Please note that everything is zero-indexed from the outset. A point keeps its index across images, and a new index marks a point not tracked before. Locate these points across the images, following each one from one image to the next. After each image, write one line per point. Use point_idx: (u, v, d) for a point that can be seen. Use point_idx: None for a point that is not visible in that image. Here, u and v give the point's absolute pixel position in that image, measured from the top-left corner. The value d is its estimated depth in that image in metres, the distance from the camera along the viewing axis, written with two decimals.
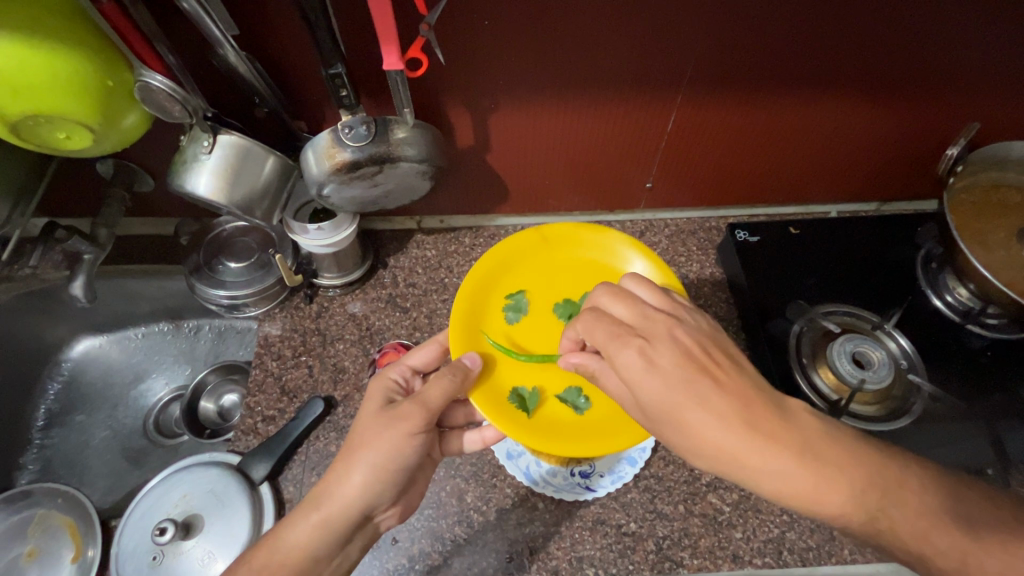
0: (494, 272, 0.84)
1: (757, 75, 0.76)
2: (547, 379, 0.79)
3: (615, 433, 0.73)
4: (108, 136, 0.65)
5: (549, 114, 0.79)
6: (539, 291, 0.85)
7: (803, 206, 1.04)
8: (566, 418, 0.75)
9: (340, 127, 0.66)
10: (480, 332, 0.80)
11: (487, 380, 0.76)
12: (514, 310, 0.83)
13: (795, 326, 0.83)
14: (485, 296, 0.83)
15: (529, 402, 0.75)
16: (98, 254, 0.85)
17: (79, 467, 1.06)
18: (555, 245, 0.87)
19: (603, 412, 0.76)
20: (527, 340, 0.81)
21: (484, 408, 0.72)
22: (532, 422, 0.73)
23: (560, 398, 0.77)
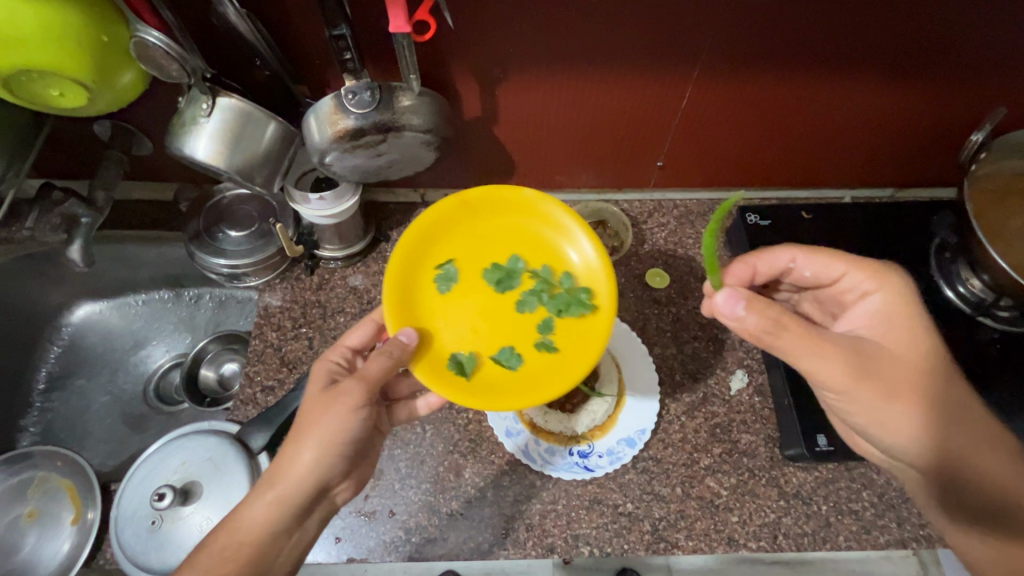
0: (422, 243, 0.79)
1: (774, 52, 0.73)
2: (483, 341, 0.75)
3: (552, 383, 0.71)
4: (103, 94, 0.62)
5: (560, 87, 0.77)
6: (468, 257, 0.80)
7: (817, 190, 1.01)
8: (505, 377, 0.73)
9: (344, 92, 0.64)
10: (414, 306, 0.76)
11: (427, 354, 0.73)
12: (445, 279, 0.78)
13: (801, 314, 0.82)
14: (413, 268, 0.78)
15: (468, 366, 0.72)
16: (95, 218, 0.83)
17: (80, 430, 1.07)
18: (480, 211, 0.81)
19: (538, 365, 0.74)
20: (459, 309, 0.77)
21: (428, 379, 0.69)
22: (473, 385, 0.71)
23: (494, 358, 0.74)
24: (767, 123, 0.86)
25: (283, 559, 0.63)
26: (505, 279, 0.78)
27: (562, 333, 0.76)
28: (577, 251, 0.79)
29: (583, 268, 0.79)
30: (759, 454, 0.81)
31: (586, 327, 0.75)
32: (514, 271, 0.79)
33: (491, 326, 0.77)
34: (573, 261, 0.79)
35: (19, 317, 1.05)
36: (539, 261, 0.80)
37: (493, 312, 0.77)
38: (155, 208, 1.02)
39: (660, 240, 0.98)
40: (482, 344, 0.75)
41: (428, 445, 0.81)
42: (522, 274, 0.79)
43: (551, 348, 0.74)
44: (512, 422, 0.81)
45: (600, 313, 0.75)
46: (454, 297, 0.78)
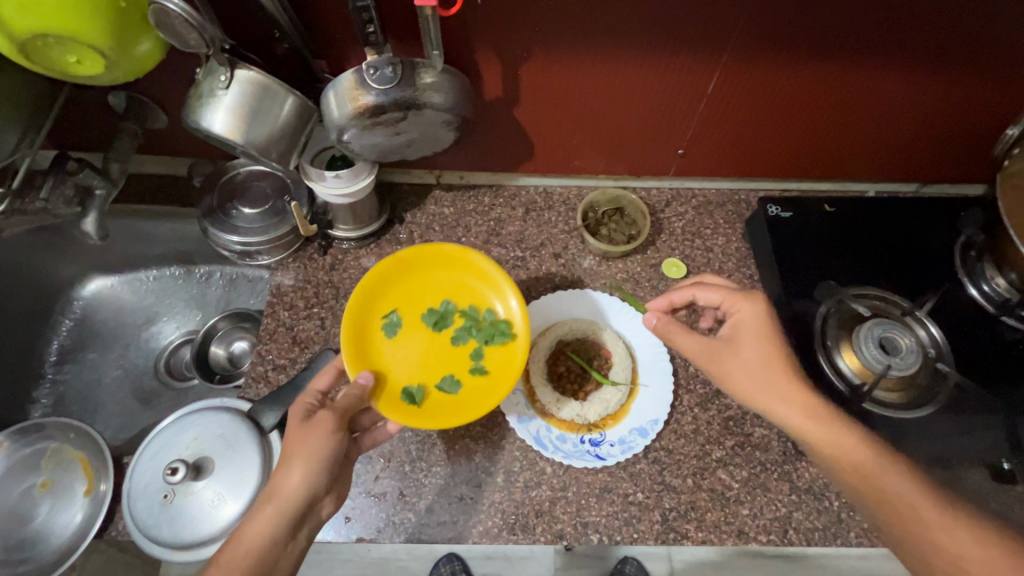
0: (368, 301, 0.81)
1: (807, 38, 0.71)
2: (433, 376, 0.79)
3: (489, 398, 0.75)
4: (120, 62, 0.61)
5: (583, 69, 0.75)
6: (409, 302, 0.83)
7: (840, 183, 1.00)
8: (451, 404, 0.76)
9: (365, 67, 0.62)
10: (369, 359, 0.78)
11: (383, 393, 0.75)
12: (392, 326, 0.80)
13: (822, 308, 0.81)
14: (362, 318, 0.79)
15: (418, 397, 0.75)
16: (110, 190, 0.84)
17: (91, 403, 1.07)
18: (415, 265, 0.84)
19: (481, 383, 0.78)
20: (404, 352, 0.79)
21: (393, 412, 0.72)
22: (427, 412, 0.74)
23: (438, 388, 0.77)
24: (793, 112, 0.84)
25: (285, 560, 0.62)
26: (440, 321, 0.81)
27: (492, 358, 0.80)
28: (504, 301, 0.82)
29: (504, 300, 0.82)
30: (772, 448, 0.81)
31: (511, 353, 0.79)
32: (450, 313, 0.82)
33: (433, 362, 0.80)
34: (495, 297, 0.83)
35: (32, 289, 1.05)
36: (465, 302, 0.83)
37: (440, 353, 0.80)
38: (168, 184, 1.01)
39: (677, 230, 0.96)
40: (431, 379, 0.78)
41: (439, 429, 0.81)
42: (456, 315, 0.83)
43: (485, 372, 0.79)
44: (524, 408, 0.81)
45: (522, 336, 0.79)
46: (401, 342, 0.80)
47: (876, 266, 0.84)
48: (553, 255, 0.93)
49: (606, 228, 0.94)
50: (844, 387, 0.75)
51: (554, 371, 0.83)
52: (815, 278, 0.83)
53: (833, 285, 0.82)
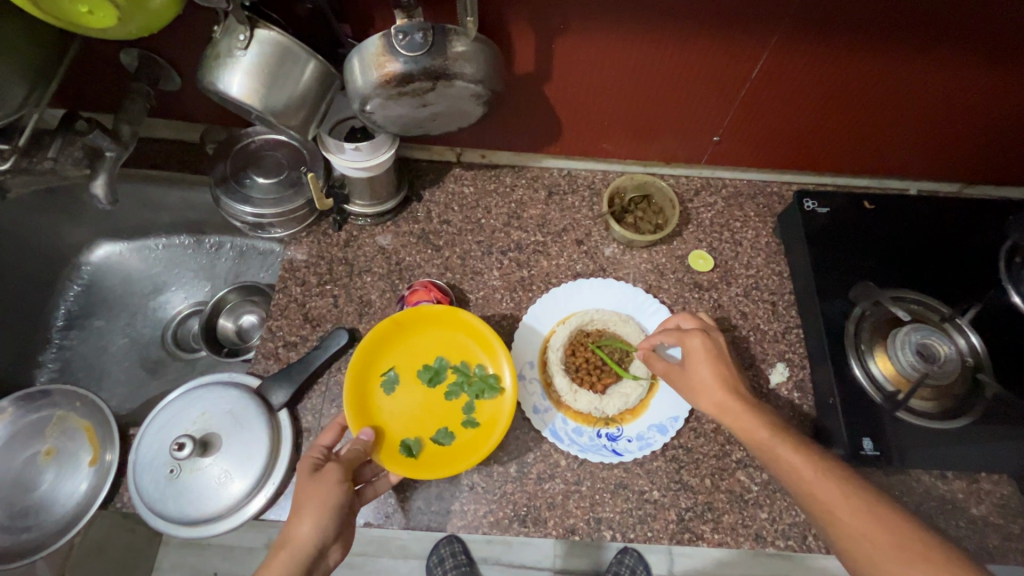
0: (368, 361, 0.77)
1: (865, 22, 0.66)
2: (430, 430, 0.76)
3: (481, 452, 0.72)
4: (134, 15, 0.57)
5: (621, 46, 0.71)
6: (404, 357, 0.79)
7: (877, 179, 0.95)
8: (447, 457, 0.73)
9: (394, 32, 0.58)
10: (369, 415, 0.75)
11: (382, 449, 0.73)
12: (388, 383, 0.77)
13: (857, 309, 0.77)
14: (360, 375, 0.76)
15: (415, 451, 0.73)
16: (121, 153, 0.79)
17: (97, 371, 1.06)
18: (412, 324, 0.80)
19: (476, 437, 0.75)
20: (400, 408, 0.76)
21: (394, 466, 0.70)
22: (427, 467, 0.72)
23: (433, 441, 0.75)
24: (838, 103, 0.80)
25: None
26: (434, 376, 0.78)
27: (484, 410, 0.77)
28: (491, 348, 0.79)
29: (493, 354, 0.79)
30: None
31: (501, 407, 0.76)
32: (445, 369, 0.79)
33: (428, 416, 0.77)
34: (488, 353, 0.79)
35: (39, 251, 1.03)
36: (457, 356, 0.80)
37: (437, 410, 0.77)
38: (180, 149, 0.98)
39: (705, 221, 0.92)
40: (429, 434, 0.75)
41: None
42: (451, 370, 0.79)
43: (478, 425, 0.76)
44: (539, 399, 0.78)
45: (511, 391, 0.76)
46: (397, 398, 0.77)
47: (915, 268, 0.80)
48: (575, 242, 0.90)
49: (632, 217, 0.90)
50: (875, 393, 0.72)
51: (572, 363, 0.80)
52: (851, 278, 0.79)
53: (870, 285, 0.77)
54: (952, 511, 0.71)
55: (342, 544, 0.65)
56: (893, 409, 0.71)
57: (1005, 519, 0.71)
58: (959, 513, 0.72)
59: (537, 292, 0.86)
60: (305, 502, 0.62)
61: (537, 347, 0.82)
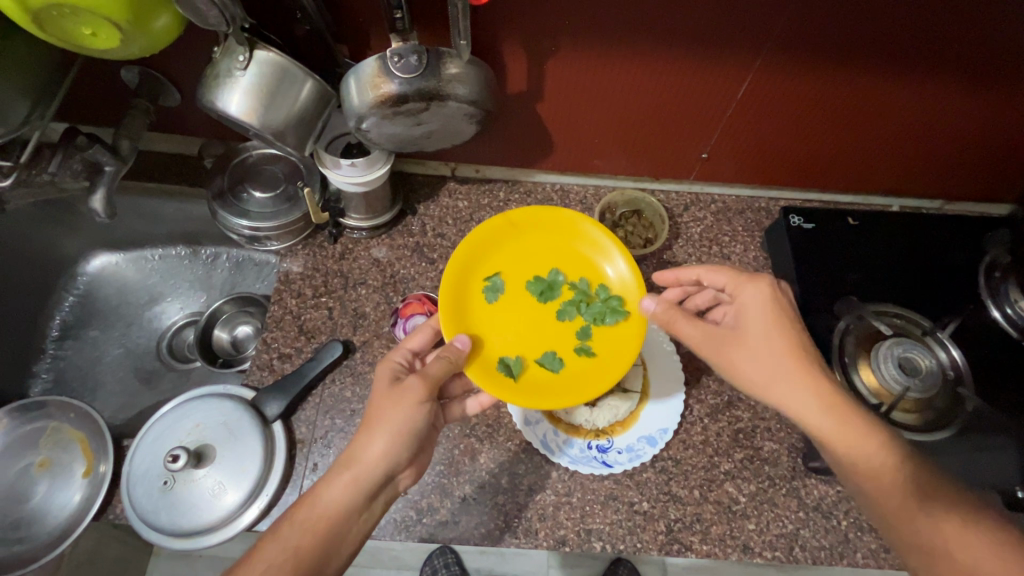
0: (470, 258, 0.81)
1: (846, 45, 0.69)
2: (528, 346, 0.79)
3: (594, 381, 0.75)
4: (137, 37, 0.57)
5: (612, 67, 0.73)
6: (512, 268, 0.83)
7: (863, 196, 0.98)
8: (550, 379, 0.76)
9: (389, 54, 0.59)
10: (467, 318, 0.78)
11: (480, 357, 0.76)
12: (493, 290, 0.81)
13: (841, 322, 0.79)
14: (463, 281, 0.80)
15: (518, 369, 0.76)
16: (119, 167, 0.79)
17: (91, 381, 1.06)
18: (523, 230, 0.84)
19: (582, 366, 0.77)
20: (508, 317, 0.80)
21: (494, 380, 0.73)
22: (529, 387, 0.75)
23: (540, 362, 0.77)
24: (823, 121, 0.82)
25: (364, 518, 0.63)
26: (547, 291, 0.81)
27: (599, 339, 0.79)
28: (614, 268, 0.82)
29: (617, 281, 0.82)
30: (782, 462, 0.79)
31: (617, 335, 0.78)
32: (556, 284, 0.82)
33: (536, 333, 0.80)
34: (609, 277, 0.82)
35: (37, 262, 1.04)
36: (576, 277, 0.83)
37: (541, 322, 0.80)
38: (177, 163, 0.99)
39: (694, 236, 0.95)
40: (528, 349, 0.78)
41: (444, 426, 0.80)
42: (563, 286, 0.82)
43: (590, 354, 0.78)
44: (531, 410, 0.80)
45: (635, 321, 0.78)
46: (503, 304, 0.81)
47: (900, 282, 0.82)
48: None
49: (623, 232, 0.92)
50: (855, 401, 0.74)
51: None
52: (836, 294, 0.81)
53: (852, 299, 0.80)
54: None
55: (414, 471, 0.67)
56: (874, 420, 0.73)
57: None
58: None
59: None
60: (378, 419, 0.64)
61: None
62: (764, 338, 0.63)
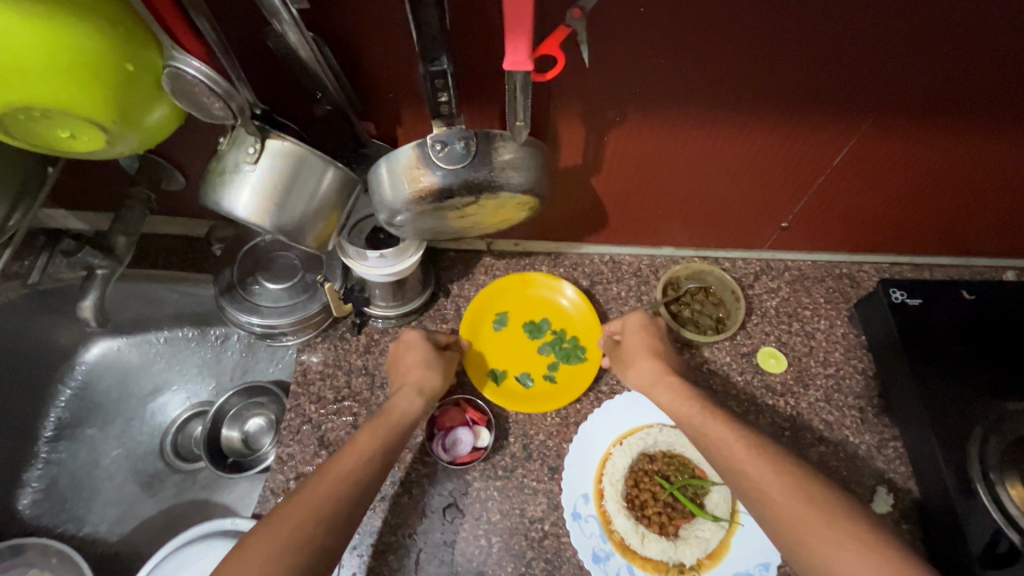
0: (501, 294, 0.82)
1: (974, 102, 0.57)
2: (509, 361, 0.79)
3: (547, 403, 0.74)
4: (127, 137, 0.47)
5: (685, 136, 0.62)
6: (523, 306, 0.82)
7: (963, 259, 0.84)
8: (515, 392, 0.76)
9: (430, 141, 0.49)
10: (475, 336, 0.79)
11: (475, 362, 0.78)
12: (501, 317, 0.81)
13: (977, 428, 0.65)
14: (487, 308, 0.81)
15: (494, 375, 0.77)
16: (114, 268, 0.69)
17: (87, 489, 0.94)
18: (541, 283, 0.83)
19: (544, 389, 0.76)
20: (503, 339, 0.80)
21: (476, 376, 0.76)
22: (497, 392, 0.76)
23: (513, 375, 0.78)
24: (929, 184, 0.70)
25: None
26: (542, 325, 0.80)
27: (568, 373, 0.77)
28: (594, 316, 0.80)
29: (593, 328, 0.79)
30: None
31: (583, 373, 0.77)
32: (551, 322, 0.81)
33: (517, 352, 0.79)
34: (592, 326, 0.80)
35: (31, 356, 0.94)
36: (562, 324, 0.81)
37: (522, 346, 0.80)
38: (183, 244, 0.90)
39: (770, 311, 0.82)
40: (509, 361, 0.79)
41: (494, 564, 0.66)
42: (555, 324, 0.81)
43: (554, 380, 0.77)
44: (599, 543, 0.66)
45: (598, 362, 0.77)
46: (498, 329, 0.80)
47: None
48: None
49: (688, 310, 0.80)
50: (1015, 533, 0.58)
51: (635, 497, 0.68)
52: (961, 387, 0.68)
53: (990, 401, 0.67)
54: None
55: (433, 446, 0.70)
56: None
57: None
58: None
59: (584, 403, 0.75)
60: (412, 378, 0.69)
61: (614, 436, 0.71)
62: (640, 349, 0.70)
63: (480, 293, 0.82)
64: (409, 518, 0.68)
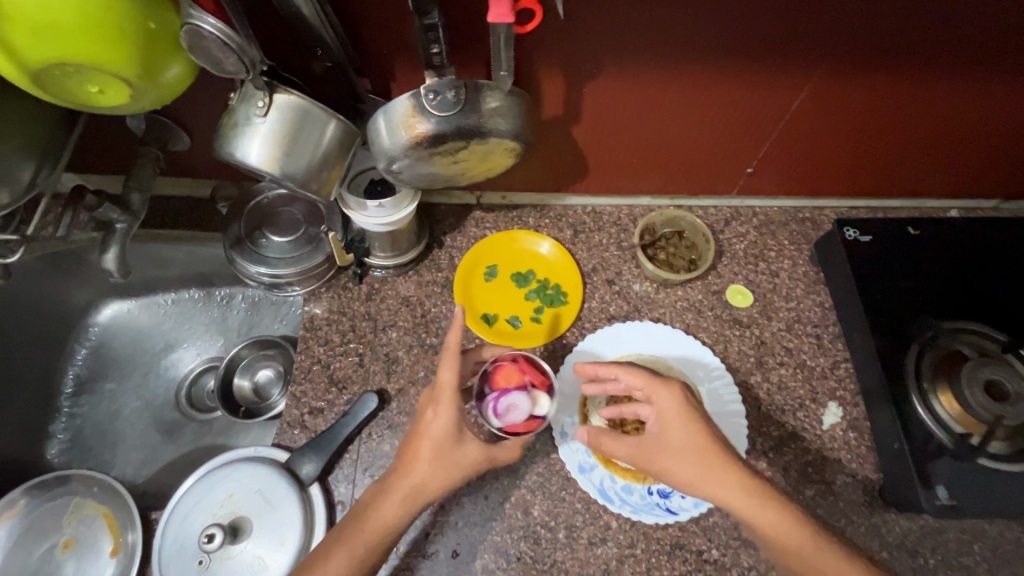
0: (490, 249, 0.89)
1: (911, 53, 0.64)
2: (500, 307, 0.86)
3: (532, 340, 0.82)
4: (148, 92, 0.52)
5: (655, 88, 0.68)
6: (510, 259, 0.89)
7: (914, 200, 0.92)
8: (504, 332, 0.84)
9: (423, 91, 0.54)
10: (468, 285, 0.86)
11: (468, 308, 0.84)
12: (492, 269, 0.88)
13: (913, 344, 0.74)
14: (478, 261, 0.88)
15: (486, 319, 0.84)
16: (132, 223, 0.74)
17: (111, 438, 1.01)
18: (526, 239, 0.89)
19: (530, 329, 0.84)
20: (494, 289, 0.87)
21: (469, 319, 0.83)
22: (489, 332, 0.83)
23: (503, 319, 0.85)
24: (881, 130, 0.77)
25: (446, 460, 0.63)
26: (528, 276, 0.88)
27: (552, 315, 0.85)
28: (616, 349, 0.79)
29: (573, 277, 0.87)
30: (857, 497, 0.74)
31: (566, 314, 0.84)
32: (537, 273, 0.88)
33: (506, 300, 0.86)
34: (572, 276, 0.87)
35: (47, 318, 0.99)
36: (546, 273, 0.88)
37: (511, 295, 0.87)
38: (188, 206, 0.94)
39: (739, 253, 0.89)
40: (499, 307, 0.86)
41: (492, 478, 0.74)
42: (540, 275, 0.88)
43: (539, 321, 0.84)
44: (584, 456, 0.74)
45: (578, 304, 0.85)
46: (488, 280, 0.87)
47: (969, 293, 0.77)
48: (606, 282, 0.87)
49: (663, 253, 0.87)
50: (943, 435, 0.68)
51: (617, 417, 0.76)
52: (903, 312, 0.76)
53: (926, 320, 0.75)
54: None
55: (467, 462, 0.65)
56: (967, 454, 0.67)
57: None
58: None
59: (569, 338, 0.83)
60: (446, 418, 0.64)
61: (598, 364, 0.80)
62: (697, 451, 0.61)
63: (472, 246, 0.89)
64: None
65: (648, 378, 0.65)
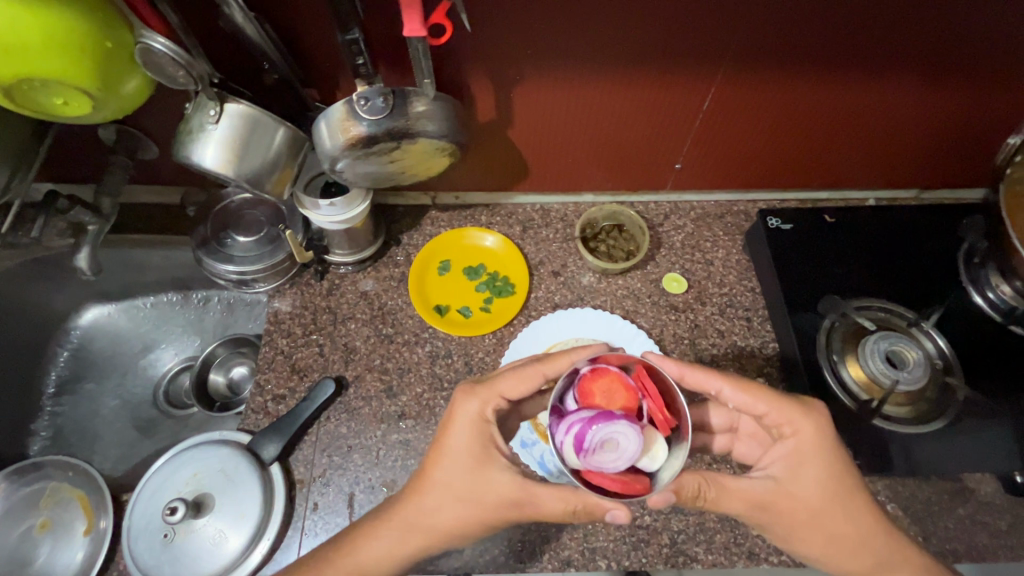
0: (444, 245, 0.95)
1: (799, 55, 0.71)
2: (453, 299, 0.92)
3: (480, 329, 0.88)
4: (109, 101, 0.59)
5: (577, 92, 0.75)
6: (462, 254, 0.95)
7: (839, 192, 0.99)
8: (455, 321, 0.90)
9: (356, 98, 0.61)
10: (423, 280, 0.92)
11: (422, 300, 0.90)
12: (445, 264, 0.94)
13: (827, 321, 0.80)
14: (432, 257, 0.94)
15: (438, 310, 0.90)
16: (103, 225, 0.82)
17: (90, 434, 1.06)
18: (477, 236, 0.96)
19: (480, 318, 0.90)
20: (447, 282, 0.93)
21: (423, 310, 0.89)
22: (441, 322, 0.89)
23: (455, 310, 0.91)
24: (791, 127, 0.84)
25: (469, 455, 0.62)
26: (479, 269, 0.94)
27: (501, 305, 0.91)
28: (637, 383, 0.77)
29: (520, 269, 0.93)
30: None
31: (513, 303, 0.90)
32: (488, 267, 0.94)
33: (459, 292, 0.93)
34: (519, 268, 0.93)
35: (30, 321, 1.05)
36: (496, 265, 0.95)
37: (463, 288, 0.93)
38: (163, 212, 1.01)
39: (676, 244, 0.96)
40: (451, 299, 0.92)
41: None
42: (491, 268, 0.94)
43: (488, 310, 0.91)
44: (527, 433, 0.80)
45: (524, 294, 0.91)
46: (441, 274, 0.94)
47: (880, 274, 0.84)
48: (552, 273, 0.93)
49: (604, 246, 0.93)
50: (848, 399, 0.75)
51: None
52: (818, 292, 0.82)
53: (833, 296, 0.81)
54: (938, 514, 0.75)
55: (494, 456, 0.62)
56: (868, 415, 0.74)
57: (992, 515, 0.75)
58: (945, 513, 0.75)
59: (516, 325, 0.89)
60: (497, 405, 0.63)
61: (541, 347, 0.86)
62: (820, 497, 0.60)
63: (427, 243, 0.95)
64: (370, 424, 0.82)
65: (789, 410, 0.62)
